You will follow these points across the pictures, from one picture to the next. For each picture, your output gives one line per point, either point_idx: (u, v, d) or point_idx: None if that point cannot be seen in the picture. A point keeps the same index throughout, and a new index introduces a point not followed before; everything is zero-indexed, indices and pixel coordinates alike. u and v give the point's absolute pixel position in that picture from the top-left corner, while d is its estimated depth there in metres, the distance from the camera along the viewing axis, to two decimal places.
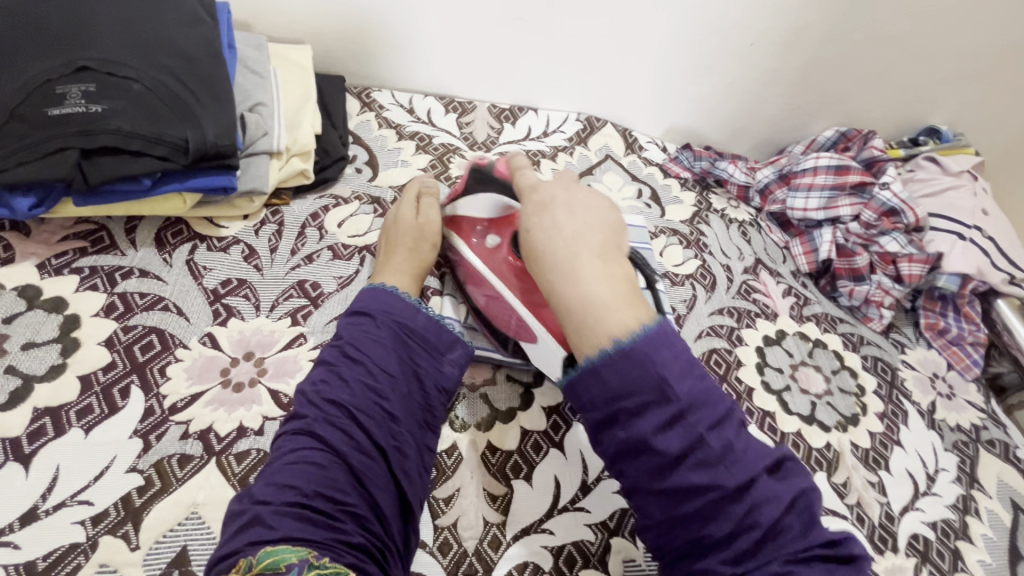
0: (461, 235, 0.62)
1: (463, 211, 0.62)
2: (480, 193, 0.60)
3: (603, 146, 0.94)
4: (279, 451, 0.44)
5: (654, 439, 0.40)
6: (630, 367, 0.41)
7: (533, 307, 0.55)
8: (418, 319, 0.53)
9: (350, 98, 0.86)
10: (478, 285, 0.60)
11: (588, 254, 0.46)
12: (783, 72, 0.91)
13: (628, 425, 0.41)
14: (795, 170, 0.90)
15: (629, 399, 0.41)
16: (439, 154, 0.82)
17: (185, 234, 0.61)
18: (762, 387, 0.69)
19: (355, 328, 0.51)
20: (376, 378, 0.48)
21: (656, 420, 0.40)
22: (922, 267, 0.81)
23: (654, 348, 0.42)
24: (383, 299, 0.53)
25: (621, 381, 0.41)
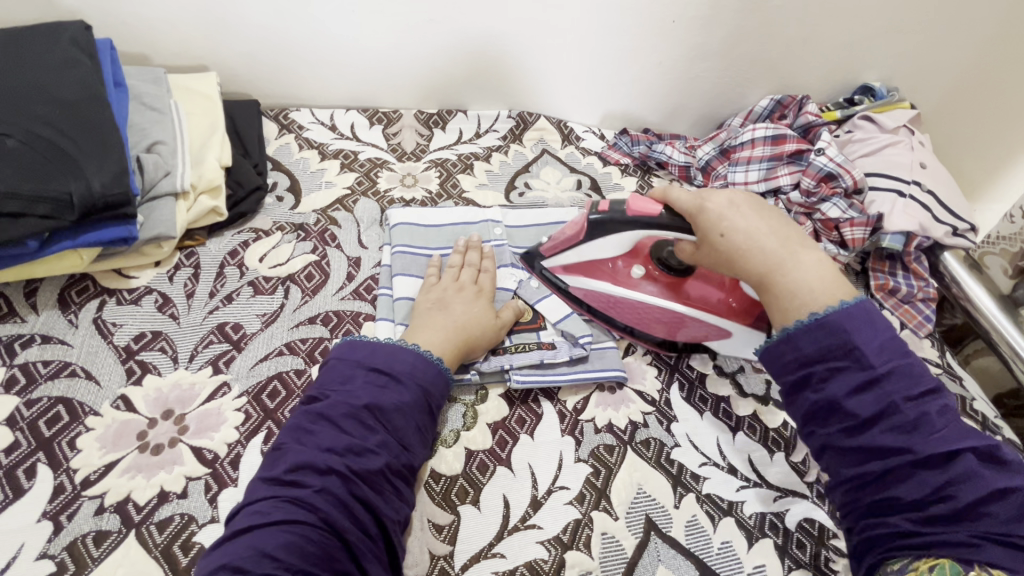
0: (601, 277, 0.67)
1: (588, 256, 0.66)
2: (609, 237, 0.63)
3: (538, 141, 0.92)
4: (262, 518, 0.41)
5: (848, 400, 0.42)
6: (845, 329, 0.43)
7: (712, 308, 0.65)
8: (437, 383, 0.52)
9: (267, 121, 0.82)
10: (612, 306, 0.67)
11: (781, 244, 0.50)
12: (710, 45, 0.88)
13: (819, 387, 0.43)
14: (734, 144, 0.89)
15: (820, 360, 0.44)
16: (366, 169, 0.79)
17: (92, 290, 0.58)
18: (715, 372, 0.65)
19: (377, 390, 0.48)
20: (394, 450, 0.46)
21: (848, 385, 0.42)
22: (864, 230, 0.79)
23: (853, 323, 0.43)
24: (408, 358, 0.51)
25: (815, 348, 0.44)
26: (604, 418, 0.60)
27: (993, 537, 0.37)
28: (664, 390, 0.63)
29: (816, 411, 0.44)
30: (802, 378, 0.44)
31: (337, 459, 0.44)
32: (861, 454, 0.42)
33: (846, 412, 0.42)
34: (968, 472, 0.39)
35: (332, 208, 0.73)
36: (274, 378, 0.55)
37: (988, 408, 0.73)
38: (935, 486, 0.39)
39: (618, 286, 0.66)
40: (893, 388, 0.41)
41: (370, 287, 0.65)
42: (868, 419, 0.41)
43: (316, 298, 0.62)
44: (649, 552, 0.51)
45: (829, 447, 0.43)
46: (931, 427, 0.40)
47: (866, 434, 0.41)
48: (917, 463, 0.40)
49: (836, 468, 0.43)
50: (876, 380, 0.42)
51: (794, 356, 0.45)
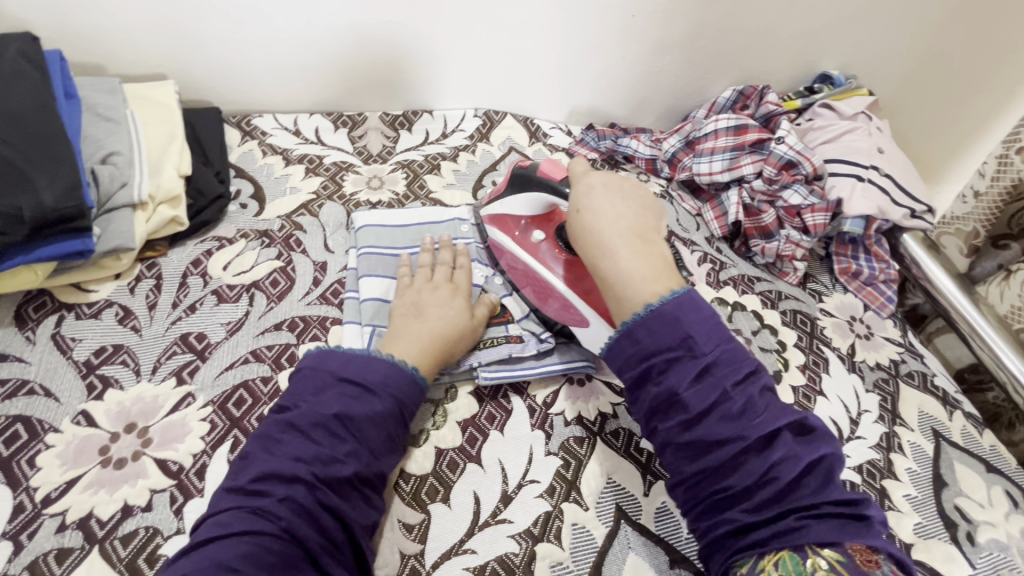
0: (505, 232, 0.66)
1: (507, 210, 0.65)
2: (523, 194, 0.63)
3: (505, 139, 0.92)
4: (223, 529, 0.40)
5: (686, 393, 0.45)
6: (670, 318, 0.47)
7: (584, 293, 0.59)
8: (414, 393, 0.52)
9: (229, 128, 0.81)
10: (510, 262, 0.66)
11: (624, 233, 0.52)
12: (671, 39, 0.89)
13: (659, 381, 0.46)
14: (698, 135, 0.90)
15: (658, 353, 0.46)
16: (331, 173, 0.79)
17: (49, 305, 0.57)
18: None
19: (348, 400, 0.48)
20: (364, 459, 0.46)
21: (687, 374, 0.45)
22: (824, 215, 0.82)
23: (682, 310, 0.47)
24: (381, 368, 0.50)
25: (652, 340, 0.47)
26: (573, 411, 0.60)
27: (815, 513, 0.40)
28: None
29: (658, 407, 0.46)
30: (643, 373, 0.47)
31: (305, 467, 0.44)
32: (692, 449, 0.44)
33: (682, 407, 0.45)
34: (786, 454, 0.42)
35: (297, 213, 0.72)
36: (240, 386, 0.55)
37: (949, 384, 0.75)
38: (760, 474, 0.42)
39: (516, 245, 0.65)
40: (722, 375, 0.45)
41: (336, 292, 0.65)
42: (700, 413, 0.44)
43: (282, 305, 0.62)
44: (619, 540, 0.52)
45: (669, 445, 0.46)
46: (755, 412, 0.44)
47: (700, 427, 0.44)
48: (747, 450, 0.43)
49: (678, 465, 0.45)
50: (707, 368, 0.45)
51: (632, 347, 0.48)
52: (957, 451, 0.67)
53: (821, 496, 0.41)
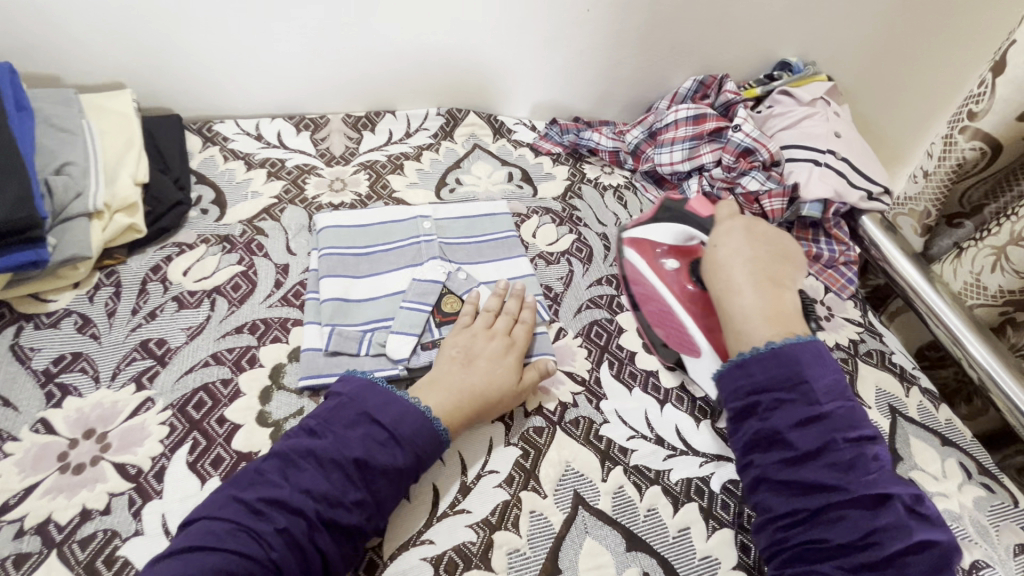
0: (644, 256, 0.73)
1: (650, 235, 0.73)
2: (672, 224, 0.71)
3: (469, 136, 0.93)
4: (214, 542, 0.43)
5: (791, 433, 0.49)
6: (777, 363, 0.52)
7: (708, 330, 0.65)
8: (434, 448, 0.52)
9: (190, 135, 0.82)
10: (640, 289, 0.72)
11: (751, 278, 0.60)
12: (628, 32, 0.91)
13: (765, 417, 0.51)
14: (659, 126, 0.91)
15: (767, 390, 0.52)
16: (293, 177, 0.80)
17: (8, 317, 0.58)
18: (644, 348, 0.69)
19: (373, 445, 0.48)
20: (368, 502, 0.47)
21: (793, 419, 0.50)
22: (781, 200, 0.82)
23: (803, 356, 0.52)
24: (417, 419, 0.51)
25: (766, 376, 0.52)
26: (534, 401, 0.62)
27: None
28: (594, 368, 0.66)
29: (758, 440, 0.51)
30: (746, 406, 0.52)
31: (309, 502, 0.45)
32: (794, 488, 0.48)
33: (788, 444, 0.49)
34: (894, 520, 0.44)
35: (259, 217, 0.73)
36: (200, 389, 0.56)
37: (907, 361, 0.77)
38: (861, 533, 0.44)
39: (650, 272, 0.71)
40: (834, 428, 0.49)
41: (298, 293, 0.65)
42: (804, 454, 0.48)
43: (243, 308, 0.63)
44: (576, 525, 0.53)
45: (764, 478, 0.49)
46: (862, 470, 0.47)
47: (804, 468, 0.48)
48: (849, 502, 0.45)
49: (774, 503, 0.48)
50: (819, 418, 0.49)
51: (744, 382, 0.53)
52: (913, 425, 0.69)
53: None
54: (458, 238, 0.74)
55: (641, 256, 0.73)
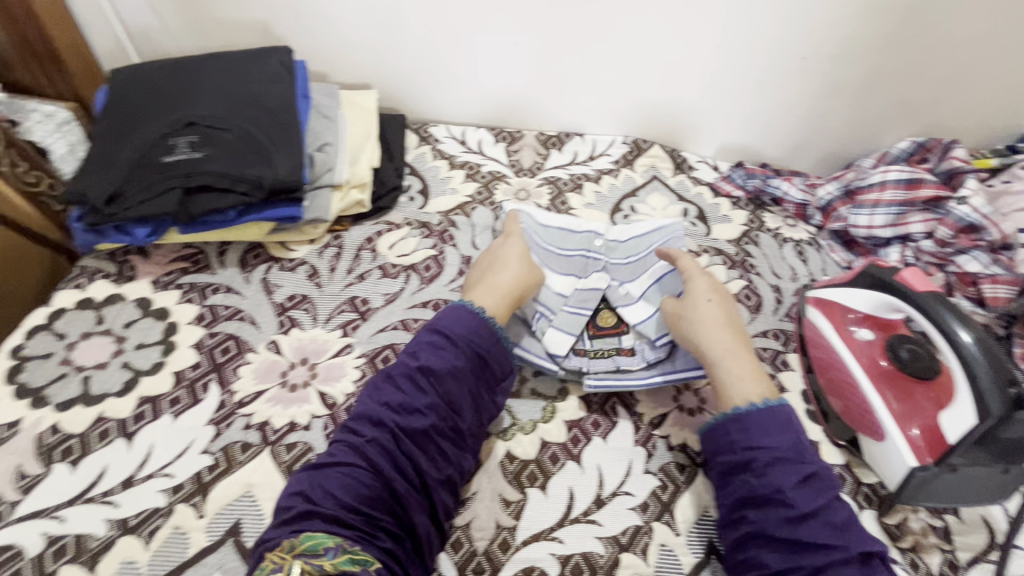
0: (830, 319, 0.66)
1: (841, 298, 0.66)
2: (870, 291, 0.63)
3: (650, 168, 0.95)
4: (328, 460, 0.48)
5: (792, 491, 0.47)
6: (772, 424, 0.50)
7: (900, 418, 0.58)
8: (493, 350, 0.56)
9: (410, 132, 0.95)
10: (819, 354, 0.67)
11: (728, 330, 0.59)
12: (844, 82, 0.86)
13: (761, 474, 0.49)
14: (861, 185, 0.84)
15: (769, 448, 0.49)
16: (486, 181, 0.88)
17: (263, 255, 0.72)
18: (807, 415, 0.65)
19: (431, 352, 0.54)
20: (441, 412, 0.51)
21: (794, 477, 0.47)
22: (1009, 289, 0.74)
23: (792, 418, 0.52)
24: (466, 324, 0.56)
25: (764, 434, 0.50)
26: (679, 437, 0.61)
27: None
28: None
29: (752, 497, 0.48)
30: (744, 463, 0.50)
31: (389, 413, 0.50)
32: (784, 545, 0.46)
33: (785, 502, 0.47)
34: None
35: (454, 211, 0.82)
36: (387, 347, 0.65)
37: None
38: None
39: (836, 339, 0.65)
40: (825, 485, 0.48)
41: None
42: (806, 513, 0.46)
43: (431, 286, 0.72)
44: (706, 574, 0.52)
45: (759, 533, 0.47)
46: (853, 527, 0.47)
47: (803, 527, 0.46)
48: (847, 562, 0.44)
49: (767, 560, 0.46)
50: (813, 476, 0.48)
51: (742, 437, 0.51)
52: None
53: None
54: (626, 259, 0.72)
55: (825, 318, 0.67)
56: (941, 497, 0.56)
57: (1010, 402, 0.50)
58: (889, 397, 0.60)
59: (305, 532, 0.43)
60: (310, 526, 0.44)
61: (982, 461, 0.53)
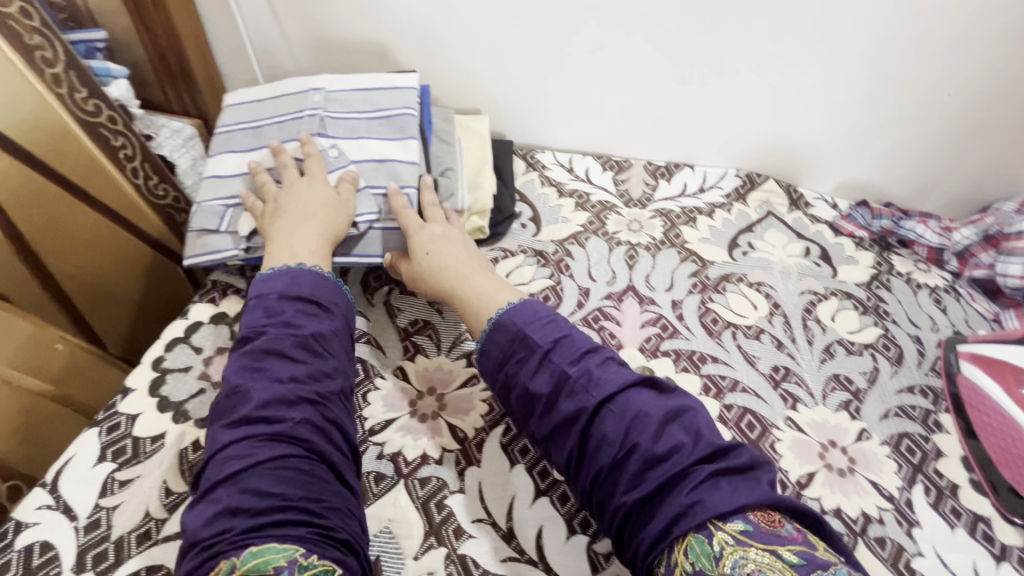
0: (995, 379, 0.64)
1: (1008, 359, 0.65)
2: None
3: (763, 203, 0.91)
4: (243, 462, 0.45)
5: (598, 425, 0.47)
6: (535, 324, 0.54)
7: None
8: (329, 292, 0.58)
9: (516, 158, 0.94)
10: (982, 415, 0.63)
11: (469, 265, 0.63)
12: (992, 122, 0.80)
13: (592, 422, 0.47)
14: (1007, 234, 0.79)
15: (595, 387, 0.48)
16: (597, 211, 0.86)
17: (384, 278, 0.71)
18: (973, 485, 0.58)
19: (288, 337, 0.52)
20: (344, 375, 0.53)
21: (596, 413, 0.47)
22: None
23: (521, 316, 0.54)
24: (307, 281, 0.57)
25: (539, 336, 0.52)
26: (833, 501, 0.56)
27: (723, 485, 0.42)
28: (907, 488, 0.58)
29: (605, 442, 0.46)
30: (571, 409, 0.48)
31: (295, 386, 0.49)
32: (636, 484, 0.44)
33: (599, 447, 0.47)
34: (685, 465, 0.43)
35: (567, 241, 0.81)
36: None
37: None
38: (682, 470, 0.43)
39: (1005, 401, 0.63)
40: (638, 423, 0.46)
41: (596, 318, 0.71)
42: (618, 438, 0.46)
43: None
44: None
45: (628, 480, 0.45)
46: (682, 426, 0.46)
47: (596, 458, 0.46)
48: (673, 467, 0.43)
49: (614, 495, 0.46)
50: (626, 409, 0.47)
51: (564, 362, 0.50)
52: None
53: (710, 461, 0.44)
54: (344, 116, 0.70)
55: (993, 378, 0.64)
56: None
57: None
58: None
59: (263, 545, 0.40)
60: (221, 549, 0.41)
61: None
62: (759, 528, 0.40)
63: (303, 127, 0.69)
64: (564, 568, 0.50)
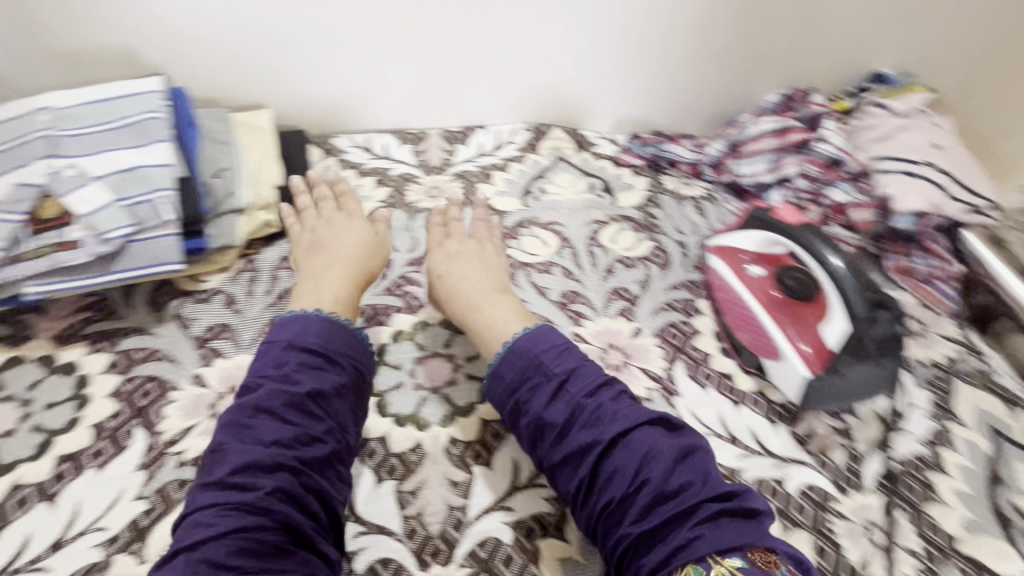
0: (727, 262, 0.73)
1: (735, 242, 0.73)
2: (759, 232, 0.70)
3: (553, 150, 0.99)
4: (210, 529, 0.44)
5: (648, 471, 0.49)
6: (340, 337, 0.58)
7: (793, 338, 0.66)
8: (341, 336, 0.58)
9: (312, 147, 0.94)
10: (721, 295, 0.73)
11: (490, 290, 0.66)
12: (713, 48, 0.93)
13: (606, 459, 0.50)
14: (743, 138, 0.92)
15: (618, 420, 0.52)
16: (397, 184, 0.90)
17: (173, 291, 0.70)
18: (720, 352, 0.71)
19: (280, 396, 0.52)
20: (337, 434, 0.53)
21: (656, 466, 0.49)
22: (870, 211, 0.83)
23: (548, 336, 0.58)
24: (315, 326, 0.57)
25: (521, 367, 0.56)
26: None
27: (732, 528, 0.45)
28: (670, 367, 0.69)
29: (612, 474, 0.50)
30: (590, 440, 0.51)
31: (277, 451, 0.49)
32: (640, 516, 0.48)
33: (608, 486, 0.50)
34: (711, 511, 0.46)
35: None
36: None
37: (1015, 383, 0.72)
38: (704, 518, 0.46)
39: (734, 279, 0.72)
40: (699, 462, 0.50)
41: (400, 285, 0.74)
42: (667, 472, 0.48)
43: None
44: None
45: (626, 517, 0.48)
46: (714, 481, 0.49)
47: (638, 491, 0.48)
48: (705, 498, 0.47)
49: (623, 519, 0.48)
50: (689, 454, 0.50)
51: (544, 377, 0.55)
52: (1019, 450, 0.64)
53: (741, 503, 0.47)
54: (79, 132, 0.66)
55: (724, 261, 0.73)
56: (841, 399, 0.64)
57: (869, 304, 0.62)
58: (786, 327, 0.67)
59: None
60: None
61: (859, 362, 0.63)
62: (757, 568, 0.42)
63: (31, 150, 0.64)
64: (374, 514, 0.55)
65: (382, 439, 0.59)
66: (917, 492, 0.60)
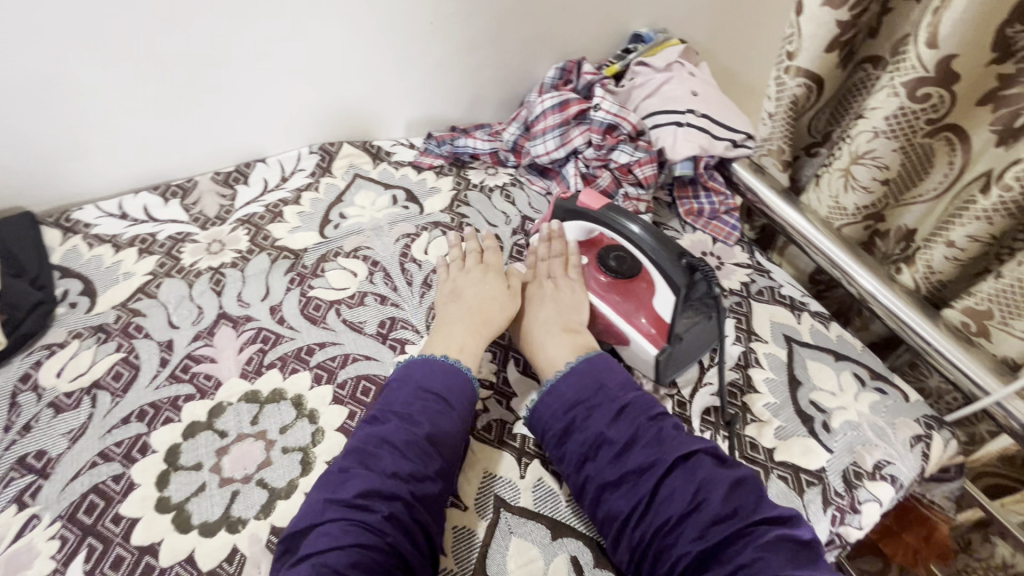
0: None
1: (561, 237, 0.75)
2: (573, 222, 0.73)
3: (348, 168, 0.91)
4: (330, 541, 0.45)
5: (727, 491, 0.48)
6: (439, 374, 0.57)
7: (628, 316, 0.65)
8: (454, 387, 0.57)
9: (46, 228, 0.77)
10: None
11: (559, 327, 0.64)
12: (479, 34, 0.91)
13: (713, 471, 0.50)
14: (531, 120, 0.93)
15: (644, 445, 0.52)
16: (167, 248, 0.77)
17: None
18: None
19: (434, 414, 0.54)
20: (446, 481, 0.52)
21: (678, 477, 0.50)
22: (651, 166, 0.87)
23: (599, 367, 0.59)
24: (438, 373, 0.58)
25: (575, 392, 0.57)
26: None
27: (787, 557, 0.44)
28: (501, 370, 0.67)
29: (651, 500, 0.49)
30: (650, 461, 0.51)
31: (400, 483, 0.49)
32: (698, 540, 0.46)
33: (734, 481, 0.49)
34: (761, 536, 0.45)
35: (132, 298, 0.71)
36: (90, 492, 0.54)
37: (797, 290, 0.81)
38: (755, 546, 0.45)
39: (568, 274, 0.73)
40: (746, 493, 0.49)
41: (187, 367, 0.64)
42: (720, 496, 0.48)
43: (128, 396, 0.61)
44: (500, 529, 0.54)
45: (684, 547, 0.47)
46: (764, 506, 0.48)
47: (698, 514, 0.47)
48: (755, 524, 0.46)
49: (681, 544, 0.47)
50: (738, 482, 0.49)
51: (613, 399, 0.56)
52: (808, 349, 0.73)
53: (788, 531, 0.46)
54: None
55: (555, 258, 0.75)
56: (679, 365, 0.64)
57: (682, 267, 0.63)
58: (621, 307, 0.66)
59: None
60: None
61: (692, 321, 0.63)
62: None
63: None
64: None
65: (188, 559, 0.50)
66: (736, 417, 0.65)
